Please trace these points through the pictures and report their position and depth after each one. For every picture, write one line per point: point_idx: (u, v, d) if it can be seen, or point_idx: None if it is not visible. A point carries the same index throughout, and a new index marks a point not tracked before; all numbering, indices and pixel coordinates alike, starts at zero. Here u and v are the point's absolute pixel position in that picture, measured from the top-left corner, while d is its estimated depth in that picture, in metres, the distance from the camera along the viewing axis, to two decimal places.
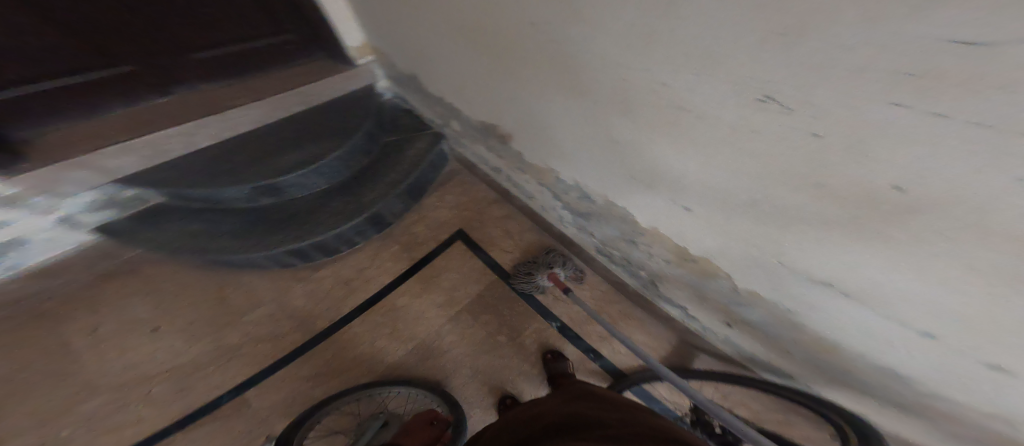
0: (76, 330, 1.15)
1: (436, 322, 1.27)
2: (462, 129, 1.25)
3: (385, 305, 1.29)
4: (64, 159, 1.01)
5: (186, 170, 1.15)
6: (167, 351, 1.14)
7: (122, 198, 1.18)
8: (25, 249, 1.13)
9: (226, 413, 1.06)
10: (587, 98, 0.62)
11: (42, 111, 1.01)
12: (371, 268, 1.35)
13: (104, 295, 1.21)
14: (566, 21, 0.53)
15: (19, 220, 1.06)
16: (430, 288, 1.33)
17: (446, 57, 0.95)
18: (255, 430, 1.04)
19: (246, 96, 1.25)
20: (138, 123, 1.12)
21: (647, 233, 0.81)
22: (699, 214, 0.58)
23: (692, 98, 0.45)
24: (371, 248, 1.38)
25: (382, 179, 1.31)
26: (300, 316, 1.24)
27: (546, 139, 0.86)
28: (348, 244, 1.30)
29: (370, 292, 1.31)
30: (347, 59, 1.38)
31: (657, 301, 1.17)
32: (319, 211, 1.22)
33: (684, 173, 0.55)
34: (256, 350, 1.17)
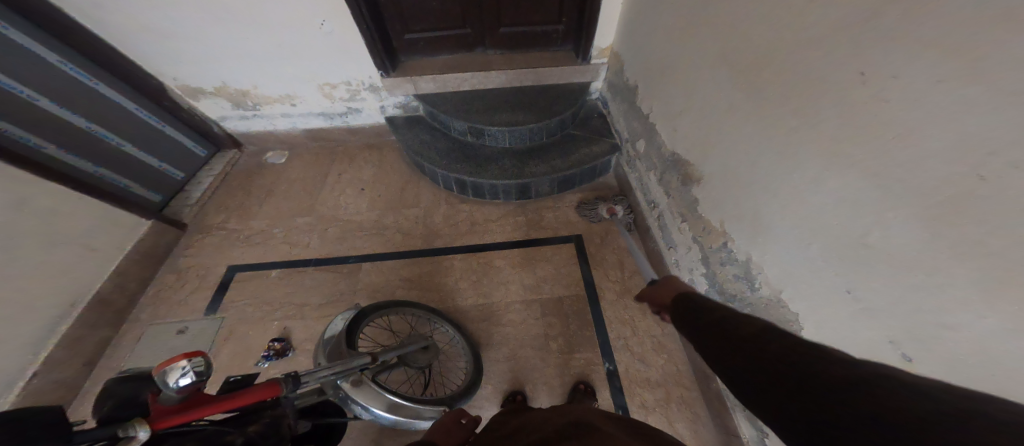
0: (335, 168, 1.64)
1: (516, 296, 1.37)
2: (646, 151, 1.29)
3: (485, 256, 1.44)
4: (409, 75, 1.50)
5: (445, 100, 1.54)
6: (356, 206, 1.51)
7: (411, 107, 1.62)
8: (359, 116, 1.64)
9: (350, 268, 1.34)
10: (847, 188, 0.57)
11: (418, 46, 1.52)
12: (496, 222, 1.51)
13: (353, 155, 1.69)
14: (921, 81, 0.45)
15: (369, 100, 1.57)
16: (528, 267, 1.43)
17: (693, 82, 0.99)
18: (356, 293, 1.29)
19: (505, 63, 1.54)
20: (453, 67, 1.53)
21: (804, 351, 0.72)
22: (922, 368, 0.49)
23: (1019, 217, 0.36)
24: (505, 208, 1.55)
25: (549, 161, 1.49)
26: (427, 231, 1.47)
27: (748, 202, 0.82)
28: (493, 196, 1.54)
29: (485, 242, 1.47)
30: (587, 55, 1.50)
31: (736, 412, 1.03)
32: (495, 162, 1.49)
33: (943, 310, 0.46)
34: (392, 236, 1.44)
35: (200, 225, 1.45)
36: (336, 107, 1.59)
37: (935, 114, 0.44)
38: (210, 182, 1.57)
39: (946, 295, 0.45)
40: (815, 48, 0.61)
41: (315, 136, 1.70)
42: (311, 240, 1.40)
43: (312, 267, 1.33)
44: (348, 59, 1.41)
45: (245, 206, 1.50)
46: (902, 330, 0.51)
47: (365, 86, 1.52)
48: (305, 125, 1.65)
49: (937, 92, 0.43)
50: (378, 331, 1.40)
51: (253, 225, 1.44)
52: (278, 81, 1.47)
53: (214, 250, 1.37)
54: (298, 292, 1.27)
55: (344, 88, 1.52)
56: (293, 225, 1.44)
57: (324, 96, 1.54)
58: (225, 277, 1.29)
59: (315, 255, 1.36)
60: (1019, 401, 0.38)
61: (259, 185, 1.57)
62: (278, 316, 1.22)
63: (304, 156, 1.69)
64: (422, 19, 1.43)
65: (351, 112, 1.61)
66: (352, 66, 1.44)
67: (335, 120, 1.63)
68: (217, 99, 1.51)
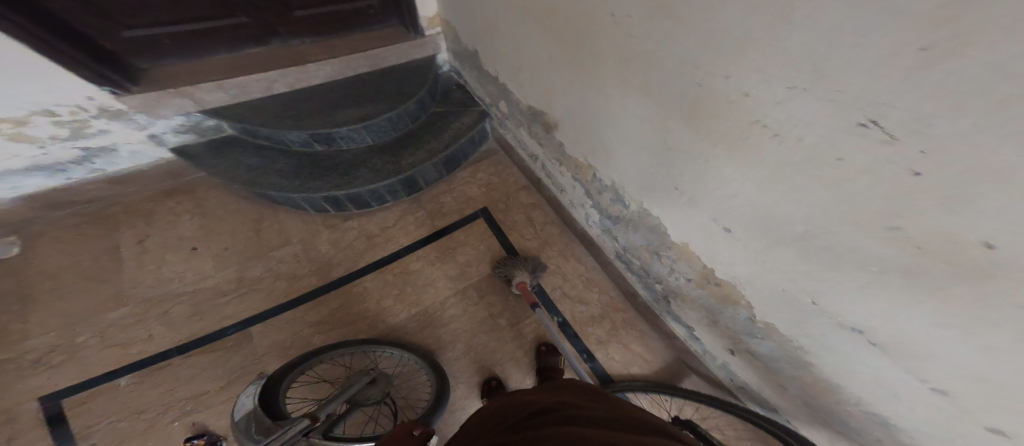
0: (127, 235, 1.28)
1: (444, 291, 1.31)
2: (509, 110, 1.28)
3: (397, 266, 1.33)
4: (172, 87, 1.21)
5: (260, 110, 1.31)
6: (197, 270, 1.24)
7: (205, 126, 1.34)
8: (115, 157, 1.26)
9: (235, 340, 1.13)
10: (643, 100, 0.62)
11: (170, 47, 1.22)
12: (394, 228, 1.40)
13: (156, 210, 1.34)
14: (647, 16, 0.52)
15: (117, 131, 1.20)
16: (446, 258, 1.37)
17: (510, 40, 0.99)
18: (261, 360, 1.11)
19: (322, 54, 1.37)
20: (235, 67, 1.29)
21: (676, 248, 0.81)
22: (738, 237, 0.58)
23: (736, 113, 0.45)
24: (397, 210, 1.43)
25: (425, 146, 1.39)
26: (317, 261, 1.30)
27: (591, 137, 0.87)
28: (379, 202, 1.41)
29: (390, 251, 1.36)
30: (418, 29, 1.41)
31: (664, 317, 1.18)
32: (360, 166, 1.34)
33: (724, 190, 0.55)
34: (275, 285, 1.24)
35: None
36: (56, 153, 1.16)
37: (676, 32, 0.48)
38: None
39: (719, 178, 0.54)
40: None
41: (54, 203, 1.26)
42: (162, 326, 1.13)
43: (178, 355, 1.09)
44: (25, 82, 0.98)
45: (2, 327, 1.07)
46: (719, 210, 0.58)
47: (92, 113, 1.13)
48: (14, 192, 1.19)
49: (649, 23, 0.52)
50: (310, 387, 1.24)
51: (33, 345, 1.06)
52: None
53: (1, 386, 0.99)
54: (186, 386, 1.05)
55: (47, 122, 1.09)
56: (111, 325, 1.12)
57: (6, 140, 1.07)
58: (45, 416, 0.96)
59: (173, 343, 1.11)
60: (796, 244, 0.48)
61: (18, 293, 1.13)
62: (167, 422, 0.99)
63: (61, 229, 1.26)
64: (152, 12, 1.11)
65: (97, 153, 1.22)
66: (37, 87, 1.01)
67: (70, 171, 1.22)
68: None
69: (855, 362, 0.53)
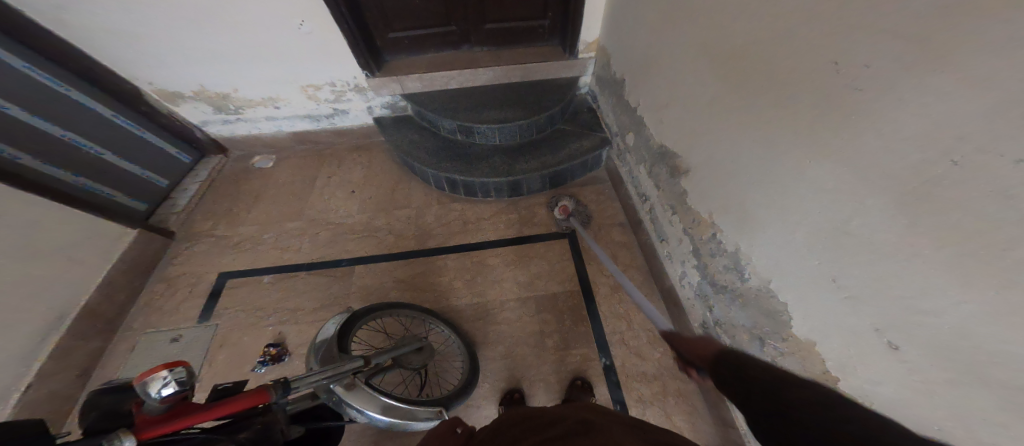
0: (323, 171, 1.66)
1: (508, 294, 1.36)
2: (637, 144, 1.29)
3: (478, 255, 1.43)
4: (393, 74, 1.51)
5: (434, 100, 1.54)
6: (347, 210, 1.51)
7: (399, 106, 1.64)
8: (345, 118, 1.66)
9: (343, 272, 1.34)
10: (835, 165, 0.57)
11: (404, 46, 1.54)
12: (487, 221, 1.51)
13: (345, 157, 1.70)
14: (893, 70, 0.46)
15: (353, 100, 1.59)
16: (520, 263, 1.43)
17: (676, 73, 1.00)
18: (349, 295, 1.28)
19: (491, 61, 1.54)
20: (436, 65, 1.54)
21: (794, 341, 0.73)
22: (906, 357, 0.50)
23: (1006, 206, 0.36)
24: (496, 206, 1.55)
25: (540, 157, 1.49)
26: (420, 229, 1.47)
27: (734, 191, 0.83)
28: (483, 194, 1.54)
29: (478, 240, 1.47)
30: (574, 50, 1.51)
31: (731, 401, 1.04)
32: (485, 160, 1.48)
33: (921, 303, 0.47)
34: (384, 238, 1.44)
35: (189, 230, 1.47)
36: (323, 109, 1.62)
37: (938, 92, 0.42)
38: (194, 189, 1.60)
39: (919, 284, 0.47)
40: (791, 37, 0.63)
41: (303, 138, 1.73)
42: (309, 244, 1.41)
43: (305, 271, 1.33)
44: (333, 62, 1.44)
45: (235, 211, 1.53)
46: (891, 319, 0.51)
47: (350, 87, 1.54)
48: (292, 128, 1.69)
49: (901, 74, 0.46)
50: (371, 333, 1.43)
51: (244, 229, 1.47)
52: (260, 85, 1.50)
53: (202, 257, 1.38)
54: (295, 297, 1.27)
55: (330, 90, 1.55)
56: (288, 230, 1.45)
57: (307, 98, 1.57)
58: (213, 287, 1.30)
59: (308, 258, 1.37)
60: (982, 386, 0.41)
61: (253, 192, 1.60)
62: (269, 322, 1.22)
63: (294, 158, 1.72)
64: (403, 18, 1.44)
65: (337, 113, 1.63)
66: (338, 68, 1.47)
67: (322, 122, 1.67)
68: (197, 104, 1.54)
69: None
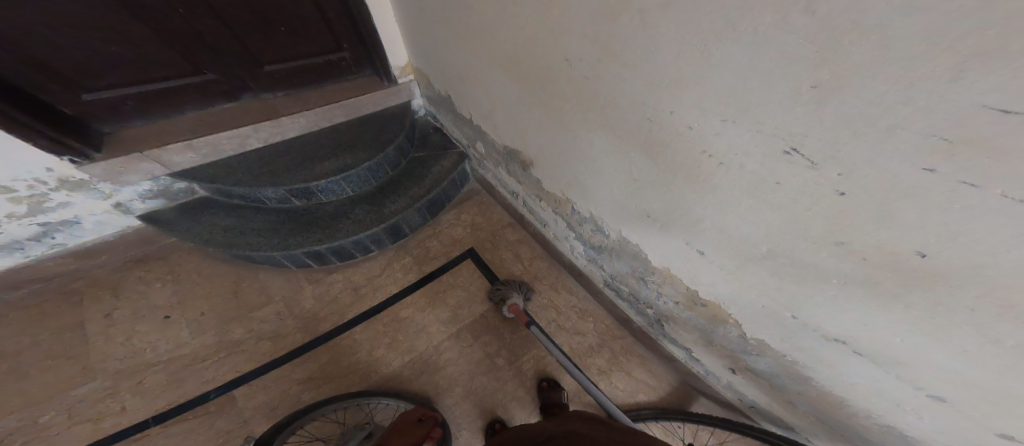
0: (94, 307, 1.22)
1: (439, 336, 1.27)
2: (488, 152, 1.33)
3: (389, 315, 1.29)
4: (141, 151, 1.18)
5: (233, 170, 1.32)
6: (174, 339, 1.18)
7: (175, 190, 1.35)
8: (77, 230, 1.24)
9: (217, 405, 1.07)
10: (604, 134, 0.68)
11: (132, 108, 1.20)
12: (380, 276, 1.38)
13: (128, 274, 1.29)
14: (597, 62, 0.59)
15: (79, 202, 1.19)
16: (436, 303, 1.34)
17: (479, 85, 1.06)
18: (247, 421, 1.05)
19: (296, 106, 1.40)
20: (206, 124, 1.28)
21: (659, 272, 0.83)
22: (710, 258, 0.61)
23: (692, 143, 0.51)
24: (384, 258, 1.42)
25: (406, 192, 1.43)
26: (299, 317, 1.26)
27: (564, 168, 0.91)
28: (364, 252, 1.40)
29: (376, 300, 1.32)
30: (390, 77, 1.48)
31: (661, 340, 1.16)
32: (341, 217, 1.35)
33: (693, 216, 0.59)
34: (258, 347, 1.19)
35: None
36: (9, 229, 1.13)
37: (631, 69, 0.54)
38: None
39: (689, 206, 0.58)
40: (530, 35, 0.71)
41: (37, 272, 1.23)
42: (138, 398, 1.06)
43: (154, 425, 1.02)
44: None
45: None
46: (690, 231, 0.61)
47: (51, 185, 1.11)
48: None
49: (605, 63, 0.58)
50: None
51: None
52: None
53: None
54: None
55: (3, 199, 1.06)
56: (75, 405, 1.03)
57: None
58: None
59: (150, 411, 1.04)
60: (768, 260, 0.51)
61: None
62: None
63: (19, 309, 1.19)
64: (107, 76, 1.10)
65: (57, 227, 1.20)
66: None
67: (28, 246, 1.19)
68: None
69: (849, 373, 0.53)
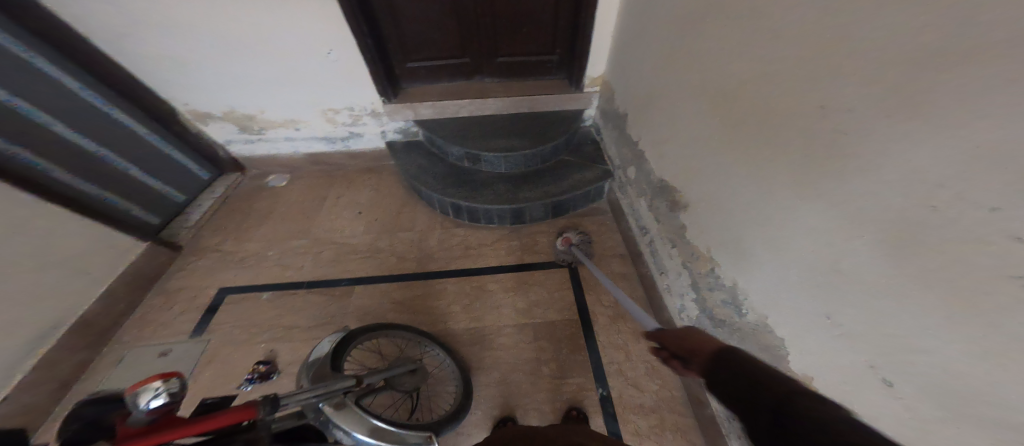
0: (333, 192, 2.20)
1: (504, 321, 1.70)
2: (640, 180, 1.68)
3: (477, 280, 1.82)
4: (409, 101, 2.08)
5: (442, 128, 2.11)
6: (353, 229, 1.99)
7: (409, 131, 2.22)
8: (361, 140, 2.23)
9: (348, 290, 1.72)
10: (821, 207, 0.67)
11: (421, 75, 2.10)
12: (487, 247, 1.94)
13: (360, 178, 2.29)
14: (869, 114, 0.57)
15: (370, 126, 2.15)
16: (518, 289, 1.79)
17: (681, 115, 1.20)
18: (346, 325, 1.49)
19: (502, 93, 2.12)
20: (449, 93, 2.12)
21: (797, 377, 0.84)
22: (897, 391, 0.57)
23: (982, 251, 0.43)
24: (497, 234, 1.99)
25: (544, 189, 1.99)
26: (423, 252, 1.91)
27: (737, 230, 0.97)
28: (487, 220, 2.03)
29: (478, 266, 1.86)
30: (579, 84, 2.06)
31: (730, 439, 1.24)
32: (491, 186, 2.02)
33: (910, 342, 0.54)
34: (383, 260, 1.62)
35: (206, 245, 1.91)
36: (339, 132, 2.17)
37: (921, 136, 0.50)
38: (206, 204, 2.10)
39: (913, 329, 0.53)
40: (782, 81, 0.76)
41: (318, 159, 2.30)
42: (310, 262, 1.83)
43: (305, 289, 1.70)
44: (354, 87, 1.96)
45: (257, 234, 1.96)
46: (886, 357, 0.58)
47: (368, 112, 2.08)
48: (308, 150, 2.24)
49: (891, 121, 0.54)
50: (366, 354, 1.54)
51: (251, 246, 1.90)
52: (284, 109, 2.03)
53: (207, 268, 1.80)
54: (299, 313, 1.61)
55: (347, 114, 2.09)
56: (293, 248, 1.89)
57: (327, 121, 2.11)
58: (214, 301, 1.65)
59: (311, 276, 1.77)
60: (991, 432, 0.44)
61: (266, 211, 2.08)
62: (265, 336, 1.53)
63: (312, 174, 2.31)
64: (420, 51, 1.99)
65: (354, 136, 2.20)
66: (358, 94, 2.00)
67: (336, 143, 2.22)
68: (223, 123, 2.06)
69: None
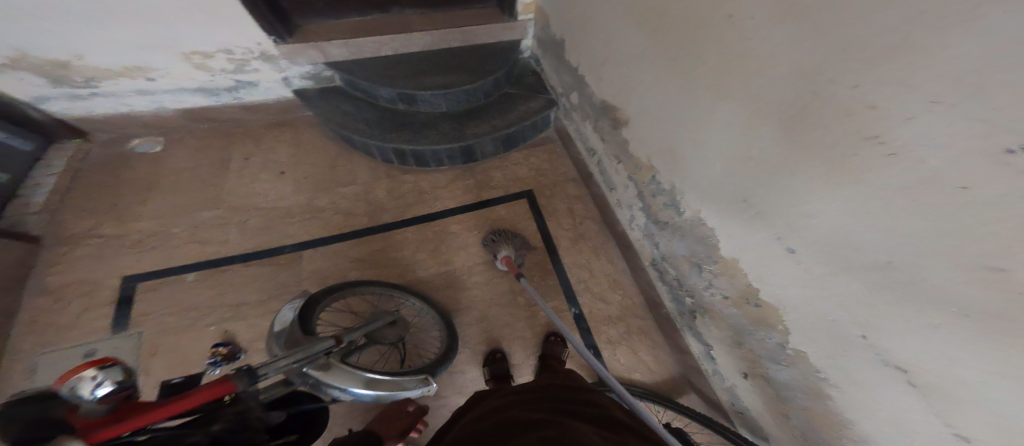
0: (234, 151, 1.95)
1: (473, 259, 1.79)
2: (580, 101, 1.72)
3: (438, 226, 1.84)
4: (312, 41, 1.78)
5: (364, 70, 1.87)
6: (279, 192, 1.85)
7: (321, 76, 1.94)
8: (255, 90, 1.92)
9: (291, 256, 1.67)
10: (739, 103, 0.78)
11: (319, 8, 1.79)
12: (442, 189, 1.94)
13: (267, 134, 2.02)
14: (772, 11, 0.64)
15: (263, 71, 1.84)
16: (478, 226, 1.85)
17: (620, 28, 1.19)
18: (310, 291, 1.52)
19: (426, 26, 1.88)
20: (358, 29, 1.85)
21: (722, 262, 1.00)
22: (798, 255, 0.73)
23: (858, 123, 0.53)
24: (450, 175, 1.99)
25: (492, 121, 1.94)
26: (371, 205, 1.87)
27: (671, 133, 1.06)
28: (435, 163, 1.97)
29: (432, 210, 1.88)
30: (513, 13, 1.92)
31: (684, 331, 1.36)
32: (432, 126, 1.91)
33: (807, 211, 0.67)
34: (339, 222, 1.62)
35: (73, 232, 1.64)
36: (221, 80, 1.83)
37: (810, 30, 0.58)
38: (49, 181, 1.75)
39: (811, 200, 0.65)
40: None
41: (204, 118, 1.97)
42: (235, 235, 1.70)
43: (240, 262, 1.63)
44: (223, 24, 1.60)
45: (137, 212, 1.72)
46: (792, 230, 0.72)
47: (256, 55, 1.76)
48: (179, 104, 1.87)
49: (789, 12, 0.60)
50: (337, 315, 1.55)
51: (146, 223, 1.69)
52: (121, 54, 1.61)
53: (94, 257, 1.59)
54: (239, 287, 1.56)
55: (224, 59, 1.74)
56: (202, 221, 1.72)
57: (195, 67, 1.74)
58: (121, 293, 1.50)
59: (239, 249, 1.66)
60: (868, 274, 0.58)
61: (146, 181, 1.81)
62: (214, 317, 1.49)
63: (198, 135, 1.98)
64: None
65: (246, 86, 1.88)
66: (237, 35, 1.66)
67: (220, 96, 1.90)
68: (25, 74, 1.57)
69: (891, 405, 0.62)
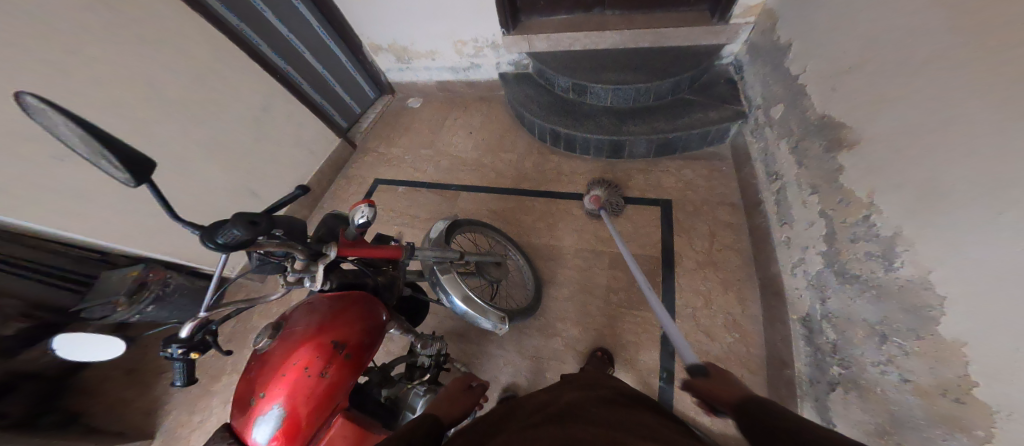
0: (454, 112, 2.63)
1: (583, 244, 1.87)
2: (783, 117, 1.49)
3: (563, 204, 2.01)
4: (524, 34, 2.11)
5: (555, 60, 2.11)
6: (465, 145, 2.41)
7: (521, 63, 2.31)
8: (478, 71, 2.47)
9: (454, 193, 2.21)
10: None
11: (537, 8, 2.08)
12: (579, 174, 2.09)
13: (473, 104, 2.61)
14: None
15: (489, 58, 2.35)
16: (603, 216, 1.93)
17: (912, 36, 0.92)
18: None
19: (622, 25, 1.94)
20: (562, 26, 2.06)
21: (934, 341, 0.80)
22: None
23: None
24: (592, 163, 2.10)
25: (653, 124, 1.92)
26: (519, 171, 2.19)
27: (925, 177, 0.85)
28: (581, 151, 2.12)
29: (566, 189, 2.06)
30: (725, 16, 1.76)
31: (805, 399, 1.24)
32: (594, 117, 2.04)
33: None
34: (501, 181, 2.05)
35: (365, 147, 2.67)
36: (464, 63, 2.46)
37: None
38: (371, 117, 2.81)
39: None
40: None
41: (442, 87, 2.71)
42: (430, 170, 2.36)
43: (427, 187, 2.28)
44: (483, 22, 2.12)
45: (393, 141, 2.62)
46: None
47: (489, 44, 2.26)
48: (439, 78, 2.65)
49: None
50: (465, 243, 1.92)
51: (396, 149, 2.57)
52: (428, 43, 2.39)
53: (368, 163, 2.55)
54: (421, 206, 2.20)
55: (471, 46, 2.32)
56: (421, 155, 2.47)
57: (456, 52, 2.39)
58: (370, 187, 2.40)
59: (430, 179, 2.31)
60: None
61: (404, 124, 2.71)
62: (404, 219, 2.17)
63: (437, 99, 2.77)
64: None
65: (474, 68, 2.46)
66: (484, 27, 2.15)
67: (460, 74, 2.54)
68: (388, 55, 2.59)
69: None
